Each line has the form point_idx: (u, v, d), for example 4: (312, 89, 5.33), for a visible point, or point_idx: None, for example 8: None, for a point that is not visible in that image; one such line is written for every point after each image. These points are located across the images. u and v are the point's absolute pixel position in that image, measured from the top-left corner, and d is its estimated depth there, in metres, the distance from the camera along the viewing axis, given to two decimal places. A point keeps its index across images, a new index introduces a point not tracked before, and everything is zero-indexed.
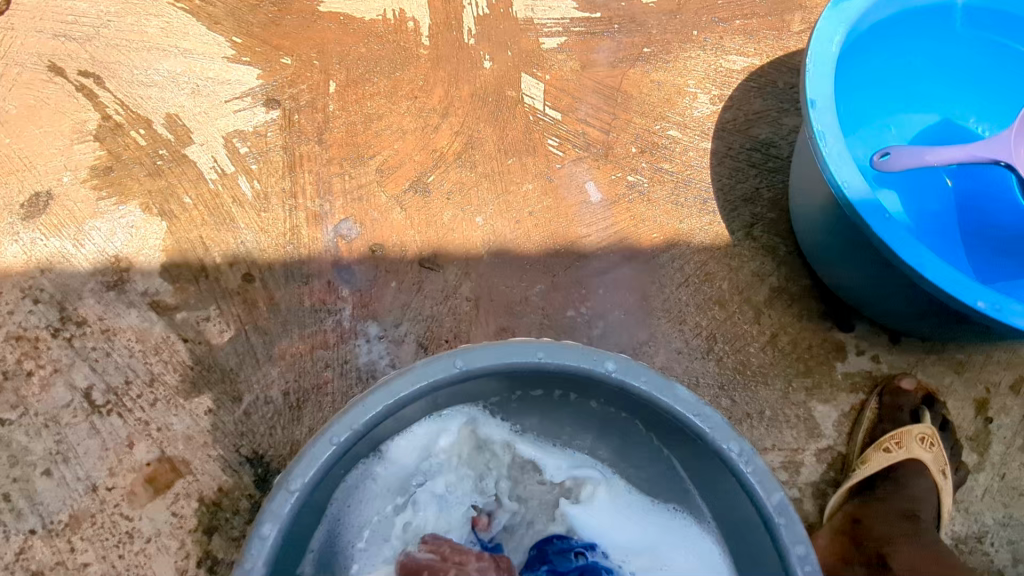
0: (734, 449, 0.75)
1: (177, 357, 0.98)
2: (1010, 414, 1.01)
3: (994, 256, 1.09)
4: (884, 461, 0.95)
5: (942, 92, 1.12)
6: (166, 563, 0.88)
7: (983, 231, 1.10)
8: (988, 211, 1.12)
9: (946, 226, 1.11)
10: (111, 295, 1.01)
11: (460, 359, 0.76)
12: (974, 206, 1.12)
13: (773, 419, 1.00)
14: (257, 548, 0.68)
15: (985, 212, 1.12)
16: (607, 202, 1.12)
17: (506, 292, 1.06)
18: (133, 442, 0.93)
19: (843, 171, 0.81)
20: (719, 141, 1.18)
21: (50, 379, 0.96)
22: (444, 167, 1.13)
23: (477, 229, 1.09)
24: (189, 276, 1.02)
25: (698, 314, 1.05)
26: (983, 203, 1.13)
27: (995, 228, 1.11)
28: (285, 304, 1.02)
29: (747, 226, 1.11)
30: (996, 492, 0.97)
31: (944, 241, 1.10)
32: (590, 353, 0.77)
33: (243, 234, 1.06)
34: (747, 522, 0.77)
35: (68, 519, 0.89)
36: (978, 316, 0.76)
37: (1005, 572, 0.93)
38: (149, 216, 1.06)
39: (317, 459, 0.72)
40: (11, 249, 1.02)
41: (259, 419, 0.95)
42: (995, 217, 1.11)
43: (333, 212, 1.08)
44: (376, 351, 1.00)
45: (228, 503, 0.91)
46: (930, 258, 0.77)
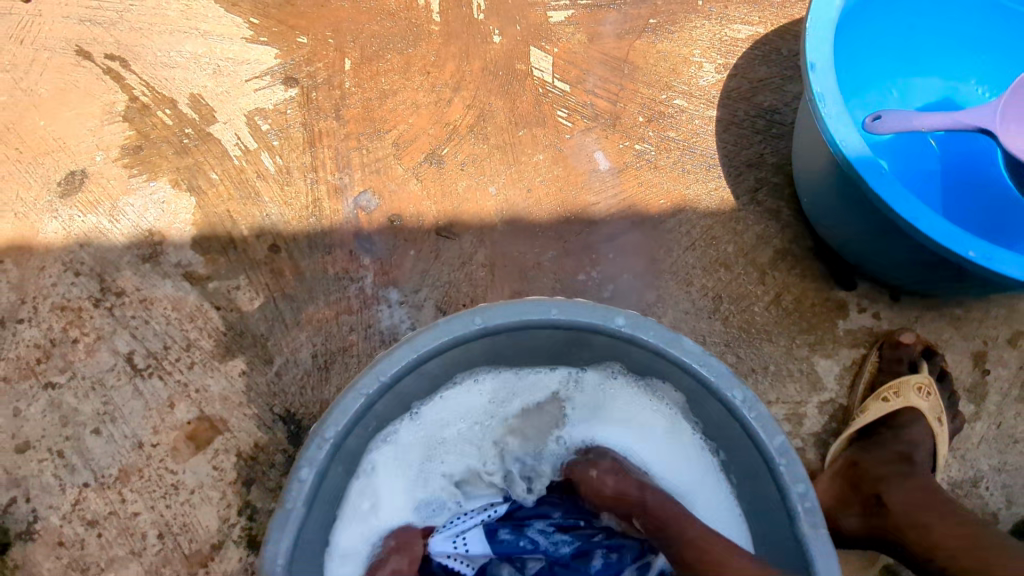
0: (738, 396, 0.80)
1: (211, 323, 1.04)
2: (1007, 365, 1.05)
3: (992, 216, 1.12)
4: (882, 410, 0.99)
5: (944, 57, 1.15)
6: (209, 512, 0.95)
7: (981, 192, 1.13)
8: (989, 172, 1.15)
9: (946, 187, 1.14)
10: (147, 267, 1.07)
11: (479, 316, 0.81)
12: (975, 167, 1.15)
13: (777, 373, 1.04)
14: (296, 490, 0.75)
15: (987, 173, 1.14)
16: (615, 170, 1.16)
17: (519, 257, 1.10)
18: (174, 402, 1.00)
19: (841, 130, 0.85)
20: (724, 109, 1.21)
21: (94, 345, 1.02)
22: (457, 140, 1.17)
23: (491, 199, 1.13)
24: (219, 247, 1.08)
25: (704, 276, 1.10)
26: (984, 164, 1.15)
27: (989, 191, 1.14)
28: (310, 273, 1.07)
29: (752, 191, 1.15)
30: (992, 439, 1.01)
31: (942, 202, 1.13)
32: (600, 309, 0.82)
33: (268, 208, 1.11)
34: (752, 465, 0.82)
35: (118, 473, 0.96)
36: (969, 265, 0.80)
37: (999, 514, 0.98)
38: (178, 191, 1.11)
39: (348, 410, 0.78)
40: (52, 226, 1.08)
41: (290, 379, 1.01)
42: (994, 179, 1.14)
43: (353, 185, 1.13)
44: (397, 315, 1.06)
45: (265, 457, 0.98)
46: (924, 211, 0.81)
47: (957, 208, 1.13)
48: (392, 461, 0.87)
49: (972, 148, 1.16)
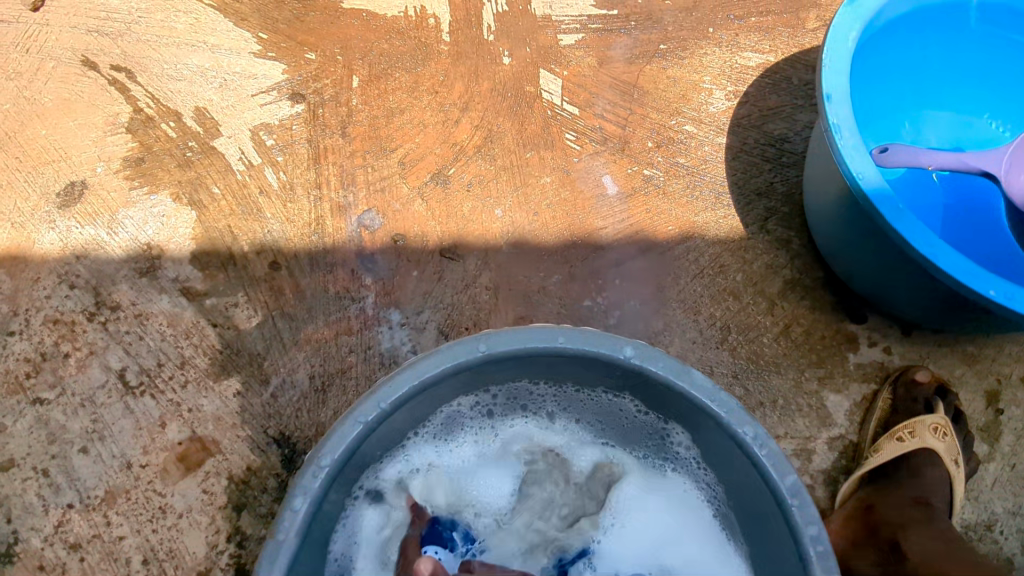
0: (748, 433, 0.77)
1: (207, 341, 1.01)
2: (1021, 405, 1.02)
3: (1005, 252, 1.09)
4: (898, 450, 0.95)
5: (959, 92, 1.14)
6: (197, 538, 0.91)
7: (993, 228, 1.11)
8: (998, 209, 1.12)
9: (956, 221, 1.12)
10: (144, 281, 1.05)
11: (483, 343, 0.79)
12: (984, 203, 1.13)
13: (786, 407, 1.02)
14: (289, 521, 0.72)
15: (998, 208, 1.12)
16: (623, 194, 1.15)
17: (524, 281, 1.08)
18: (165, 422, 0.97)
19: (857, 163, 0.83)
20: (734, 137, 1.20)
21: (86, 360, 0.99)
22: (464, 160, 1.16)
23: (497, 221, 1.12)
24: (219, 263, 1.06)
25: (712, 305, 1.08)
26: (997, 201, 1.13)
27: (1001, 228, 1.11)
28: (310, 291, 1.05)
29: (762, 220, 1.14)
30: (1006, 481, 0.99)
31: (952, 237, 1.11)
32: (609, 339, 0.80)
33: (270, 224, 1.09)
34: (763, 507, 0.79)
35: (104, 495, 0.93)
36: (989, 304, 0.78)
37: (1015, 560, 0.95)
38: (179, 205, 1.10)
39: (346, 438, 0.75)
40: (48, 237, 1.06)
41: (286, 401, 0.98)
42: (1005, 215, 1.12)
43: (356, 203, 1.11)
44: (398, 337, 1.03)
45: (257, 482, 0.94)
46: (942, 247, 0.79)
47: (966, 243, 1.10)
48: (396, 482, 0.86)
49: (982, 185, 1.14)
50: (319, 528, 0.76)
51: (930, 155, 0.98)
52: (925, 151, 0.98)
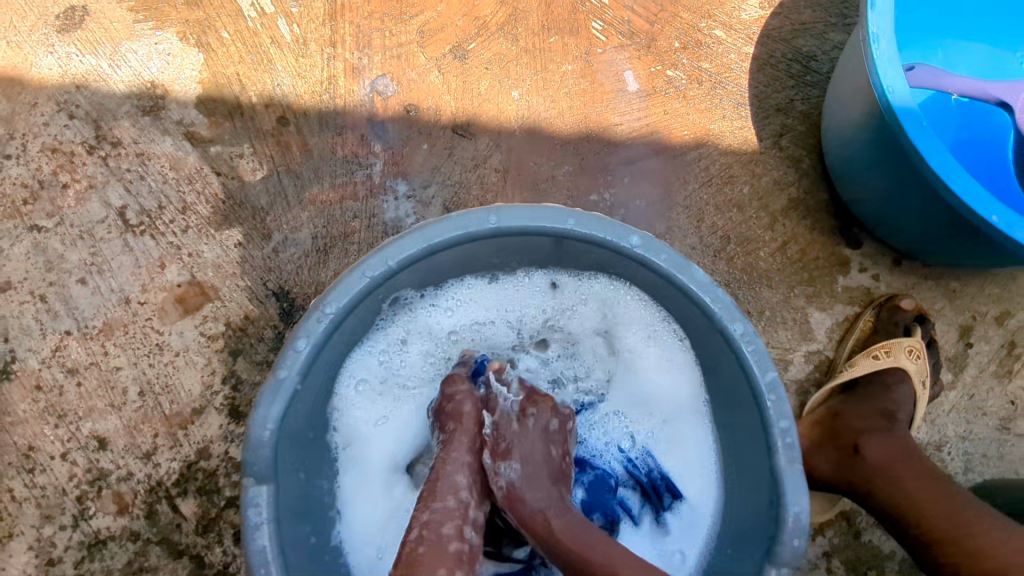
0: (738, 330, 0.80)
1: (210, 189, 1.00)
2: (990, 341, 1.07)
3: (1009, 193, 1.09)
4: (871, 366, 1.00)
5: (998, 21, 1.11)
6: (193, 376, 0.94)
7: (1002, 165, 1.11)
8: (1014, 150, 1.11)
9: (966, 157, 1.11)
10: (147, 120, 1.01)
11: (494, 215, 0.79)
12: (1000, 144, 1.11)
13: (771, 318, 1.06)
14: (291, 360, 0.74)
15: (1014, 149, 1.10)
16: (643, 93, 1.13)
17: (534, 168, 1.08)
18: (165, 263, 0.97)
19: (890, 76, 0.82)
20: (762, 48, 1.17)
21: (85, 194, 0.98)
22: (485, 36, 1.11)
23: (513, 103, 1.09)
24: (225, 111, 1.03)
25: (716, 214, 1.09)
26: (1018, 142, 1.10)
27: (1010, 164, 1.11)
28: (318, 151, 1.03)
29: (777, 135, 1.13)
30: (962, 408, 1.05)
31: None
32: (617, 226, 0.81)
33: (280, 77, 1.05)
34: (739, 402, 0.84)
35: (102, 326, 0.94)
36: (990, 230, 0.80)
37: (955, 477, 1.03)
38: (186, 45, 1.05)
39: (352, 288, 0.76)
40: (47, 61, 1.02)
41: (287, 258, 0.99)
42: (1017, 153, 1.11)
43: (371, 66, 1.08)
44: (403, 209, 1.03)
45: (254, 330, 0.96)
46: (956, 170, 0.80)
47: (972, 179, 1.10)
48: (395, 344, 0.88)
49: (1006, 122, 1.11)
50: (318, 372, 0.78)
51: None
52: (949, 77, 1.10)
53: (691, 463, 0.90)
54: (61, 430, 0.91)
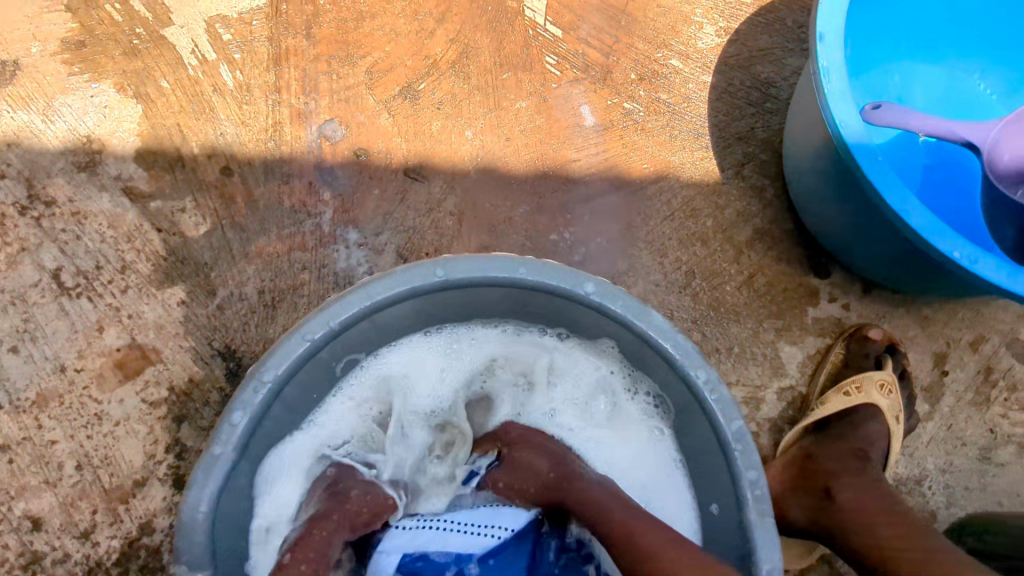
0: (701, 377, 0.77)
1: (150, 246, 0.96)
2: (966, 368, 1.04)
3: (970, 220, 1.09)
4: (843, 404, 0.97)
5: (955, 44, 1.10)
6: (134, 447, 0.89)
7: (961, 191, 1.10)
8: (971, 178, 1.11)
9: (929, 183, 1.10)
10: (82, 177, 0.97)
11: (440, 268, 0.76)
12: (958, 172, 1.12)
13: (741, 355, 1.02)
14: (226, 434, 0.70)
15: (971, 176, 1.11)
16: (600, 127, 1.10)
17: (491, 210, 1.04)
18: (103, 327, 0.92)
19: (842, 111, 0.81)
20: (720, 76, 1.14)
21: (17, 257, 0.93)
22: (436, 76, 1.08)
23: (466, 143, 1.06)
24: (165, 164, 0.99)
25: (679, 249, 1.06)
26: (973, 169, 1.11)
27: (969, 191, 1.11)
28: (264, 202, 0.99)
29: (738, 165, 1.10)
30: (941, 440, 1.02)
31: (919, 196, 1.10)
32: (570, 273, 0.78)
33: (223, 127, 1.02)
34: (707, 450, 0.80)
35: (36, 397, 0.89)
36: (952, 265, 0.78)
37: (937, 513, 0.99)
38: (123, 97, 1.01)
39: (290, 354, 0.72)
40: None
41: (233, 314, 0.94)
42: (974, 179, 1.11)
43: (318, 111, 1.04)
44: (355, 258, 0.99)
45: (199, 394, 0.91)
46: (915, 206, 0.78)
47: (933, 205, 1.10)
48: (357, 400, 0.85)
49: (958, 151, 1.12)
50: (259, 442, 0.74)
51: (921, 119, 0.96)
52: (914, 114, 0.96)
53: (673, 510, 0.84)
54: None
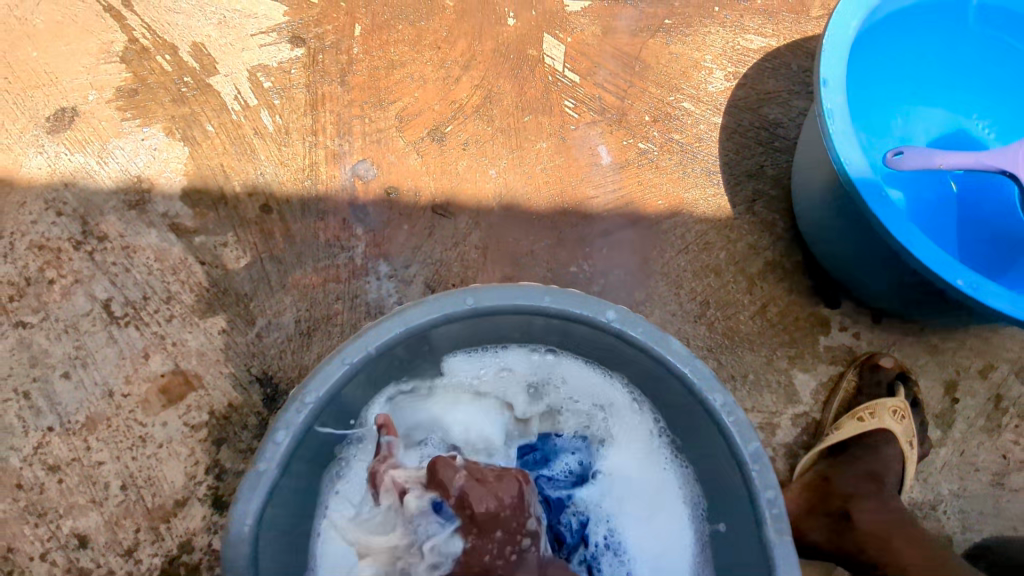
0: (718, 401, 0.80)
1: (194, 278, 1.02)
2: (976, 396, 1.07)
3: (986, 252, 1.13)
4: (856, 429, 1.01)
5: (948, 89, 1.17)
6: (176, 468, 0.93)
7: (972, 225, 1.15)
8: (986, 215, 1.15)
9: (937, 220, 1.15)
10: (133, 214, 1.04)
11: (471, 296, 0.81)
12: (974, 209, 1.16)
13: (755, 382, 1.06)
14: (271, 452, 0.74)
15: (983, 210, 1.15)
16: (616, 165, 1.16)
17: (513, 243, 1.10)
18: (149, 353, 0.98)
19: (845, 150, 0.86)
20: (730, 117, 1.21)
21: (71, 288, 1.00)
22: (462, 119, 1.15)
23: (490, 181, 1.12)
24: (210, 202, 1.06)
25: (693, 280, 1.10)
26: (984, 202, 1.16)
27: (981, 224, 1.15)
28: (301, 236, 1.06)
29: (749, 201, 1.16)
30: (954, 466, 1.04)
31: (926, 231, 1.15)
32: (592, 302, 0.82)
33: (263, 167, 1.09)
34: (726, 471, 0.83)
35: (85, 420, 0.94)
36: (956, 293, 0.82)
37: (954, 537, 1.01)
38: (172, 140, 1.09)
39: (331, 376, 0.77)
40: (36, 161, 1.05)
41: (271, 342, 1.00)
42: (985, 212, 1.15)
43: (352, 152, 1.11)
44: (385, 288, 1.05)
45: (237, 418, 0.96)
46: (918, 238, 0.83)
47: (945, 241, 1.14)
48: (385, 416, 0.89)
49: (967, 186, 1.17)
50: (300, 460, 0.78)
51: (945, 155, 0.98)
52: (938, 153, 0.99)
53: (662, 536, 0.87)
54: (41, 530, 0.89)
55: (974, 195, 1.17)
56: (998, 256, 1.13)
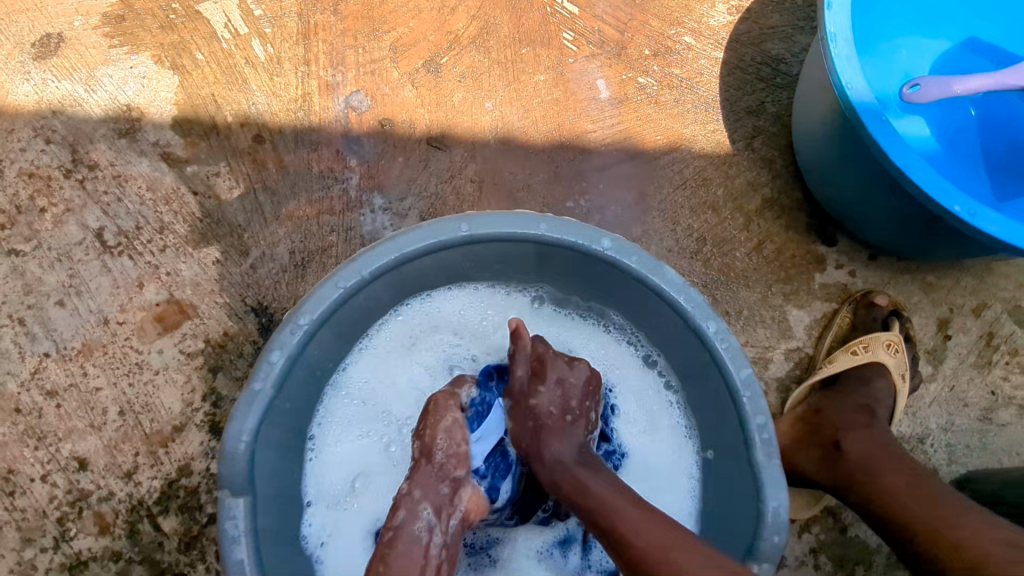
0: (711, 328, 0.80)
1: (187, 208, 1.01)
2: (969, 333, 1.08)
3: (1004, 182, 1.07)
4: (850, 362, 1.02)
5: (952, 18, 1.14)
6: (173, 394, 0.94)
7: (989, 156, 1.09)
8: (1005, 144, 1.09)
9: (950, 154, 1.10)
10: (123, 143, 1.03)
11: (466, 223, 0.80)
12: (992, 138, 1.10)
13: (750, 318, 1.06)
14: (265, 372, 0.74)
15: (993, 141, 1.10)
16: (615, 100, 1.14)
17: (509, 177, 1.09)
18: (143, 283, 0.98)
19: (847, 74, 0.85)
20: (731, 52, 1.18)
21: (63, 217, 0.99)
22: (457, 50, 1.13)
23: (486, 114, 1.11)
24: (201, 132, 1.04)
25: (690, 216, 1.10)
26: (993, 129, 1.10)
27: (998, 155, 1.09)
28: (294, 168, 1.04)
29: (749, 138, 1.14)
30: (943, 400, 1.05)
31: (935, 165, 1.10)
32: (587, 229, 0.82)
33: (255, 97, 1.07)
34: (718, 401, 0.84)
35: (81, 347, 0.94)
36: (953, 220, 0.82)
37: (939, 469, 1.03)
38: (161, 68, 1.06)
39: (325, 300, 0.76)
40: (23, 88, 1.03)
41: (265, 273, 0.99)
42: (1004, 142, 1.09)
43: (345, 83, 1.09)
44: (380, 221, 1.04)
45: (233, 347, 0.96)
46: (916, 164, 0.82)
47: (961, 174, 1.09)
48: (386, 344, 0.91)
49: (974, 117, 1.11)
50: (295, 382, 0.79)
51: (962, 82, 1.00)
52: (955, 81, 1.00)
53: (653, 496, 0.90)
54: (41, 452, 0.91)
55: (990, 123, 1.11)
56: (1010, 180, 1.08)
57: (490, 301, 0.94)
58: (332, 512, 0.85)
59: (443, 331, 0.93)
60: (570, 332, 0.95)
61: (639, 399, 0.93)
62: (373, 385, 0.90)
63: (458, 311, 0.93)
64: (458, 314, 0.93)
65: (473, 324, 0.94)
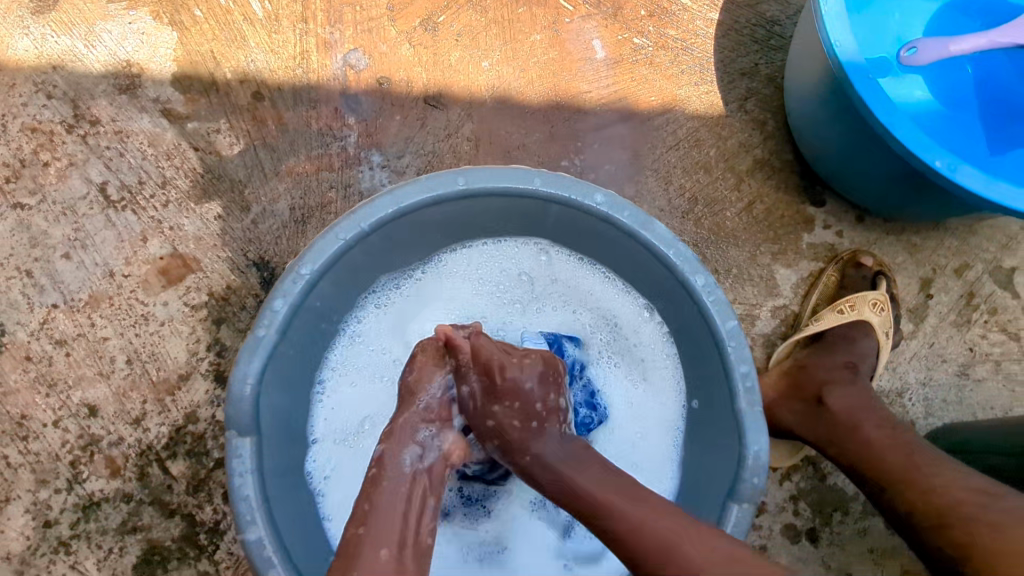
0: (699, 282, 0.83)
1: (189, 164, 1.03)
2: (950, 292, 1.11)
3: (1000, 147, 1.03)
4: (837, 321, 1.05)
5: None
6: (178, 345, 0.97)
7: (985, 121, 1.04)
8: (1001, 108, 1.04)
9: (944, 120, 1.05)
10: (124, 99, 1.04)
11: (463, 177, 0.82)
12: (988, 103, 1.05)
13: (738, 276, 1.10)
14: (269, 319, 0.77)
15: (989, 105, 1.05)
16: (611, 60, 1.15)
17: (505, 137, 1.10)
18: (147, 237, 1.00)
19: (836, 31, 0.88)
20: (727, 14, 1.18)
21: (66, 171, 1.01)
22: (454, 9, 1.13)
23: (483, 74, 1.12)
24: (201, 88, 1.05)
25: (683, 176, 1.12)
26: (990, 91, 1.05)
27: (995, 119, 1.04)
28: (293, 125, 1.06)
29: (742, 99, 1.16)
30: (923, 357, 1.09)
31: (930, 128, 1.04)
32: (580, 185, 0.84)
33: (254, 54, 1.08)
34: (705, 353, 0.88)
35: (89, 298, 0.97)
36: (934, 174, 0.85)
37: (916, 422, 1.08)
38: (159, 24, 1.07)
39: (326, 250, 0.79)
40: (23, 43, 1.04)
41: (266, 228, 1.01)
42: (999, 106, 1.05)
43: (343, 41, 1.10)
44: (378, 178, 1.06)
45: (236, 300, 0.99)
46: (900, 120, 0.85)
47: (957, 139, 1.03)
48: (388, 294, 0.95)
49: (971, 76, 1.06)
50: (298, 329, 0.82)
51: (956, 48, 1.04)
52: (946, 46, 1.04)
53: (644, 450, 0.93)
54: (52, 399, 0.94)
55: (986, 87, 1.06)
56: (1010, 138, 1.03)
57: (488, 256, 0.97)
58: (338, 448, 0.89)
59: (444, 282, 0.97)
60: (565, 287, 0.98)
61: (631, 350, 0.97)
62: (378, 331, 0.94)
63: (457, 264, 0.97)
64: (456, 268, 0.97)
65: (472, 276, 0.97)
